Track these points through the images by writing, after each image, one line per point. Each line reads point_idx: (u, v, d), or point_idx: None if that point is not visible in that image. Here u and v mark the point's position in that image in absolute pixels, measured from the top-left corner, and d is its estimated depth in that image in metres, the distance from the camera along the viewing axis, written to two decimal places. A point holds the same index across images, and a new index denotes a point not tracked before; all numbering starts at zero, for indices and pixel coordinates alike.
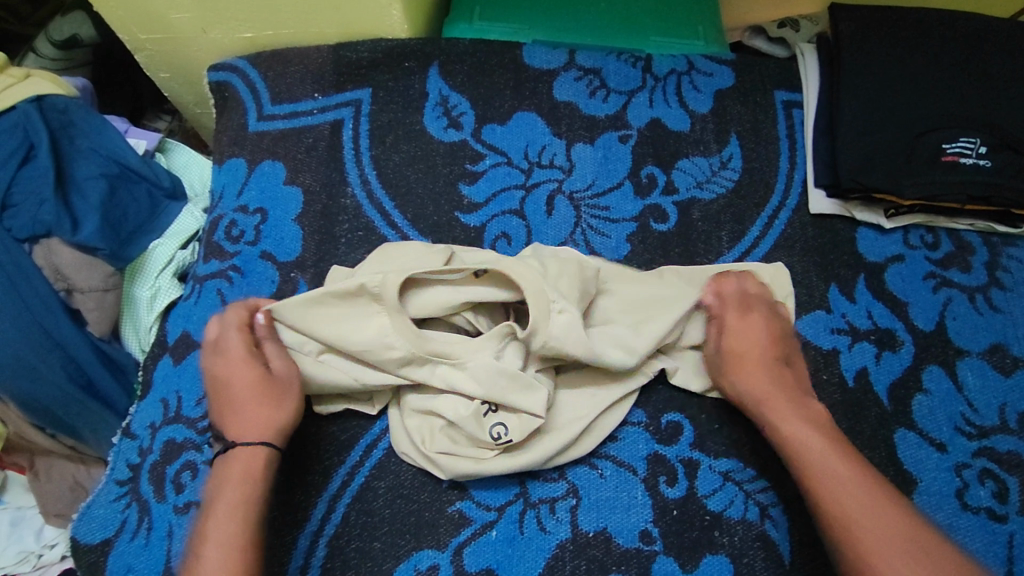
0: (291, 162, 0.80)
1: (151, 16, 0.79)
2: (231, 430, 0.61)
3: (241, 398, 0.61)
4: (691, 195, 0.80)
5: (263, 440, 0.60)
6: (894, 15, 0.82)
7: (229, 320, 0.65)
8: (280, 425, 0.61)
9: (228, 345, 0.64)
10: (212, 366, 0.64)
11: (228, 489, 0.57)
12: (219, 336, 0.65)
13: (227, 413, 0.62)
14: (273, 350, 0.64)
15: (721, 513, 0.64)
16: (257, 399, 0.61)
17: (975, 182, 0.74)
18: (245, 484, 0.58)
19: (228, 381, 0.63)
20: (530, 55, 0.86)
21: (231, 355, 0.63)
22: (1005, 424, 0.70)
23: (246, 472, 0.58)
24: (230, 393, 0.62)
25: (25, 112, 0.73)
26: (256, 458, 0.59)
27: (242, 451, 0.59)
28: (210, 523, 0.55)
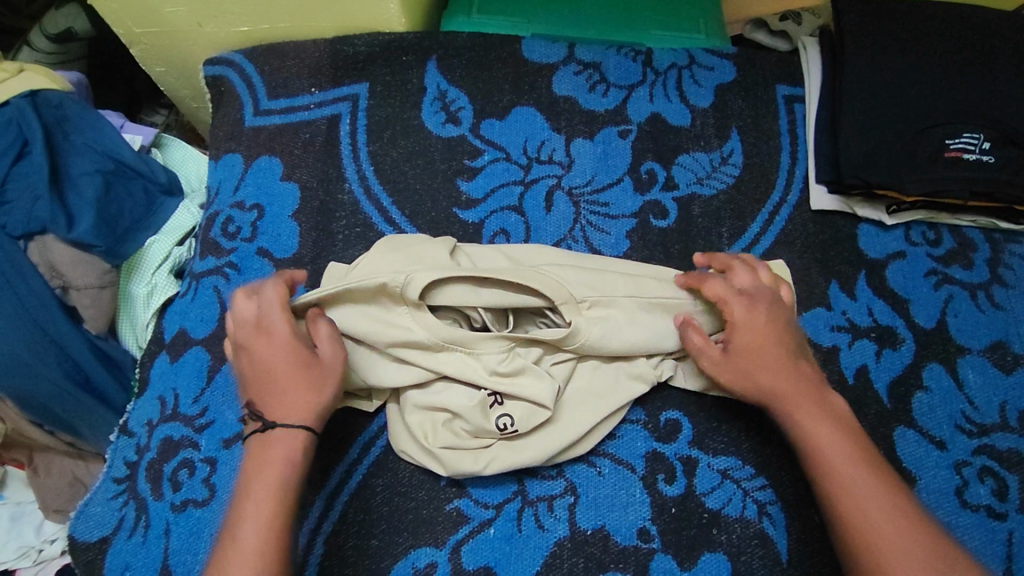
0: (288, 157, 0.80)
1: (145, 11, 0.79)
2: (269, 412, 0.58)
3: (282, 381, 0.58)
4: (691, 191, 0.80)
5: (304, 425, 0.57)
6: (897, 8, 0.81)
7: (269, 299, 0.61)
8: (320, 412, 0.58)
9: (273, 323, 0.60)
10: (249, 343, 0.60)
11: (265, 475, 0.55)
12: (263, 313, 0.60)
13: (262, 394, 0.58)
14: (325, 333, 0.61)
15: (719, 511, 0.64)
16: (301, 383, 0.58)
17: (978, 178, 0.73)
18: (281, 472, 0.55)
19: (265, 360, 0.59)
20: (529, 49, 0.85)
21: (274, 334, 0.60)
22: (1005, 422, 0.69)
23: (286, 459, 0.55)
24: (269, 375, 0.59)
25: (18, 107, 0.72)
26: (297, 443, 0.56)
27: (280, 435, 0.57)
28: (247, 506, 0.53)
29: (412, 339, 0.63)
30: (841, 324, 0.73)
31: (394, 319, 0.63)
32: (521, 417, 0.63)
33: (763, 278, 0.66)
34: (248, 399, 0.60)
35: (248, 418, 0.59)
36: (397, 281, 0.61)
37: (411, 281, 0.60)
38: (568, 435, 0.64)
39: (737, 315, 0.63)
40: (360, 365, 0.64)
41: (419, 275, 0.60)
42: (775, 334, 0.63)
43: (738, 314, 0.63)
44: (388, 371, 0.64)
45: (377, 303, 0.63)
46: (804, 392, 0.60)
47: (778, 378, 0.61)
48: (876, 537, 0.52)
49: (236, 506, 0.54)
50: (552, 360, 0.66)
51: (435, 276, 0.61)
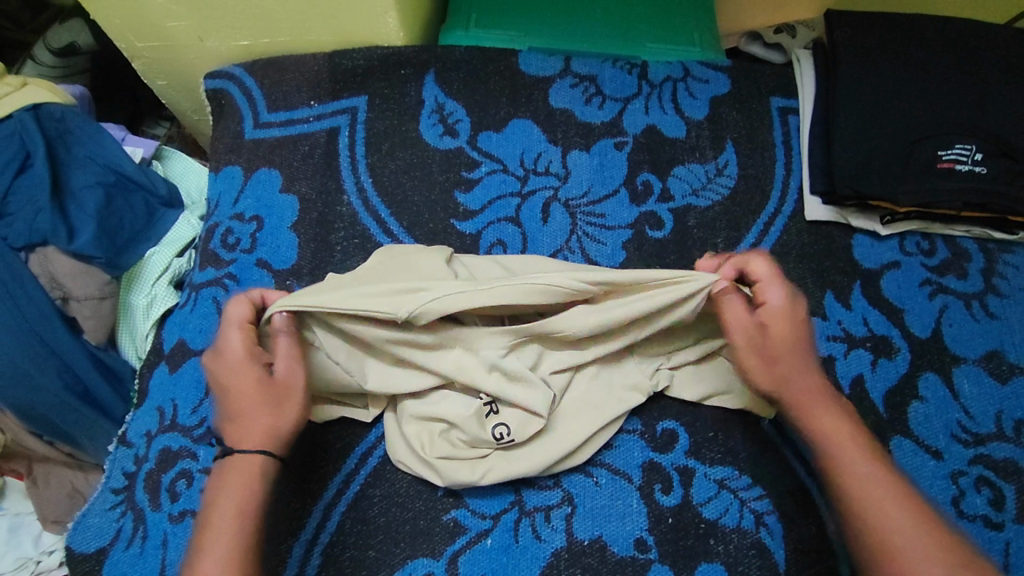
0: (288, 170, 0.81)
1: (147, 25, 0.80)
2: (228, 436, 0.57)
3: (239, 405, 0.57)
4: (686, 203, 0.80)
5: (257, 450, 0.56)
6: (889, 21, 0.82)
7: (231, 317, 0.61)
8: (278, 435, 0.57)
9: (227, 345, 0.60)
10: (211, 367, 0.60)
11: (229, 493, 0.54)
12: (222, 335, 0.61)
13: (223, 416, 0.59)
14: (284, 350, 0.60)
15: (716, 521, 0.64)
16: (258, 403, 0.57)
17: (971, 188, 0.74)
18: (246, 489, 0.55)
19: (221, 383, 0.59)
20: (525, 62, 0.86)
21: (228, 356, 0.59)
22: (1001, 432, 0.70)
23: (248, 475, 0.55)
24: (227, 398, 0.58)
25: (21, 121, 0.73)
26: (252, 468, 0.56)
27: (239, 459, 0.56)
28: (209, 534, 0.53)
29: (415, 342, 0.63)
30: (836, 334, 0.74)
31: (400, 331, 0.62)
32: (517, 427, 0.63)
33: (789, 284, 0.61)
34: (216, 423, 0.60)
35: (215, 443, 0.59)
36: (410, 311, 0.59)
37: (429, 313, 0.59)
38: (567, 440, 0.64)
39: (760, 314, 0.60)
40: (358, 367, 0.64)
41: (434, 305, 0.59)
42: (797, 333, 0.60)
43: (778, 299, 0.60)
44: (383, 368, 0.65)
45: (386, 320, 0.61)
46: (819, 393, 0.59)
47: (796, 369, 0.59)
48: (897, 538, 0.51)
49: (202, 527, 0.53)
50: (548, 357, 0.66)
51: (448, 308, 0.60)
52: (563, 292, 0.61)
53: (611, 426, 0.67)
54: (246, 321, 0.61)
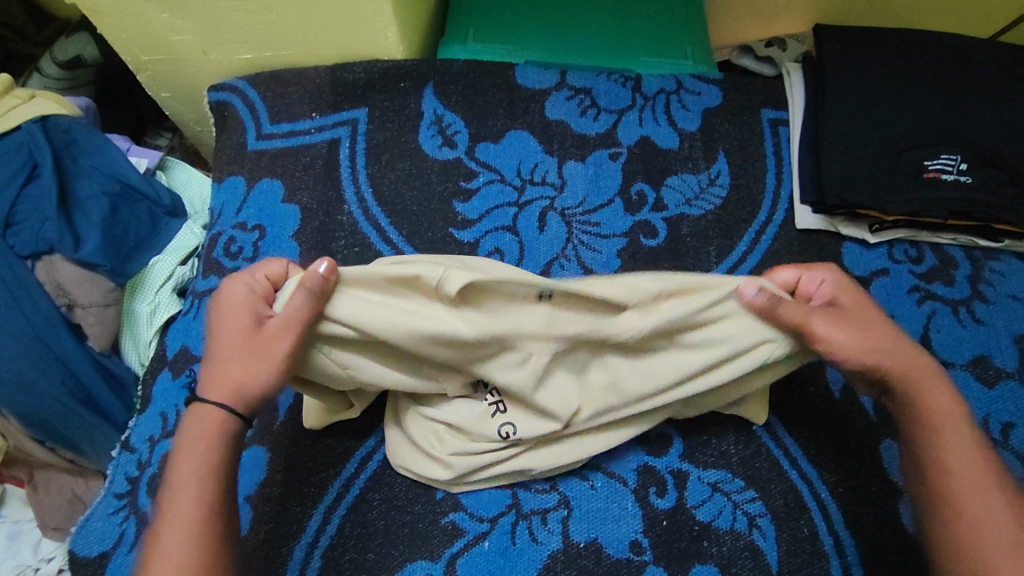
0: (290, 180, 0.82)
1: (152, 39, 0.82)
2: (204, 380, 0.58)
3: (221, 349, 0.57)
4: (680, 212, 0.82)
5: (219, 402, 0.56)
6: (875, 36, 0.85)
7: (259, 270, 0.62)
8: (244, 388, 0.56)
9: (228, 288, 0.59)
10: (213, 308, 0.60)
11: (180, 468, 0.54)
12: (230, 281, 0.61)
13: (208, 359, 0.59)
14: (293, 306, 0.56)
15: (710, 523, 0.65)
16: (237, 352, 0.56)
17: (956, 198, 0.76)
18: (196, 468, 0.54)
19: (217, 327, 0.59)
20: (522, 75, 0.88)
21: (229, 300, 0.59)
22: (989, 435, 0.71)
23: (199, 453, 0.54)
24: (213, 341, 0.58)
25: (30, 132, 0.75)
26: (215, 420, 0.56)
27: (203, 409, 0.56)
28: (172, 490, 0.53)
29: (447, 338, 0.57)
30: None
31: (427, 313, 0.58)
32: (524, 427, 0.63)
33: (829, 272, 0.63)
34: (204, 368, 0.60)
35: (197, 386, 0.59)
36: (433, 275, 0.57)
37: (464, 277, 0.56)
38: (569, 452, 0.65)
39: (827, 297, 0.62)
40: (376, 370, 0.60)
41: (455, 272, 0.56)
42: (866, 319, 0.60)
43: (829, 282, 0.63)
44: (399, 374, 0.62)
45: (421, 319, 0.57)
46: (926, 365, 0.59)
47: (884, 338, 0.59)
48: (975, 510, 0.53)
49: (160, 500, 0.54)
50: (601, 365, 0.64)
51: (472, 278, 0.56)
52: (629, 287, 0.60)
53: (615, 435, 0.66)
54: (270, 280, 0.62)
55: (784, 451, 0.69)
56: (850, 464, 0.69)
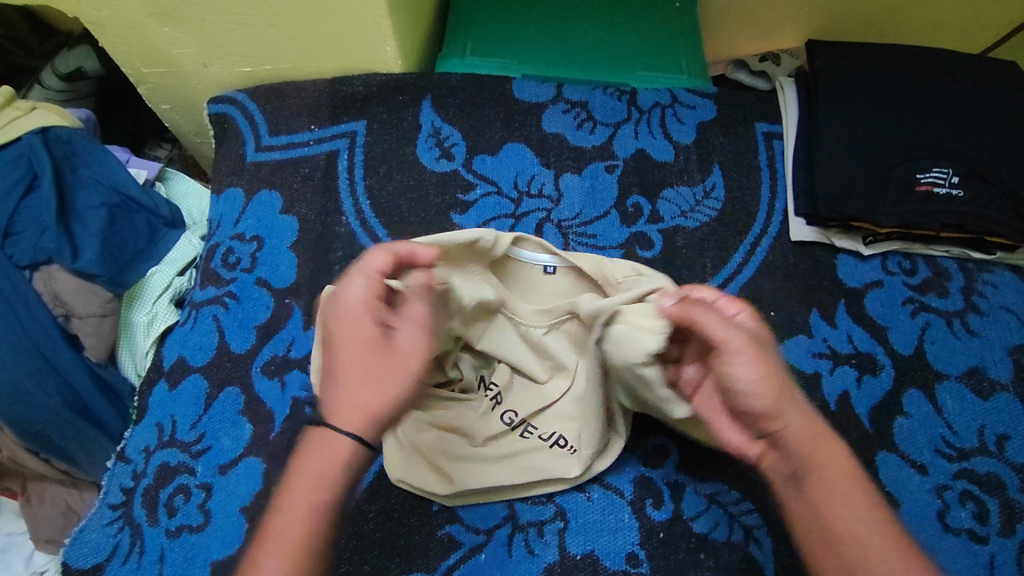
0: (288, 192, 0.83)
1: (153, 51, 0.83)
2: (326, 399, 0.54)
3: (347, 366, 0.53)
4: (676, 223, 0.83)
5: (359, 429, 0.52)
6: (866, 51, 0.86)
7: (367, 262, 0.55)
8: (373, 414, 0.53)
9: (347, 292, 0.55)
10: (330, 315, 0.56)
11: (286, 522, 0.49)
12: (345, 281, 0.56)
13: (328, 378, 0.55)
14: (411, 316, 0.57)
15: (707, 535, 0.65)
16: (367, 370, 0.53)
17: (948, 210, 0.76)
18: (302, 528, 0.49)
19: (337, 340, 0.54)
20: (519, 88, 0.89)
21: (357, 307, 0.54)
22: (984, 446, 0.71)
23: (303, 506, 0.50)
24: (336, 355, 0.54)
25: (30, 144, 0.75)
26: (337, 451, 0.51)
27: (325, 435, 0.52)
28: (278, 522, 0.49)
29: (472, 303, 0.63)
30: (822, 351, 0.76)
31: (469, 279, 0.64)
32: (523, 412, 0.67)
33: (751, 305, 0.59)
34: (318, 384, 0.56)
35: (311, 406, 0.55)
36: (490, 239, 0.63)
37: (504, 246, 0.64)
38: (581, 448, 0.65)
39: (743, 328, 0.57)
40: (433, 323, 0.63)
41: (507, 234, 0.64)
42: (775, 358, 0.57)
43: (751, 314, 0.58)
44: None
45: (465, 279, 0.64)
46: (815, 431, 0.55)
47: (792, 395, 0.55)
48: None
49: (253, 552, 0.48)
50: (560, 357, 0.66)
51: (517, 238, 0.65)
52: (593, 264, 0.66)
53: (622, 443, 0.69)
54: (380, 275, 0.55)
55: None
56: None
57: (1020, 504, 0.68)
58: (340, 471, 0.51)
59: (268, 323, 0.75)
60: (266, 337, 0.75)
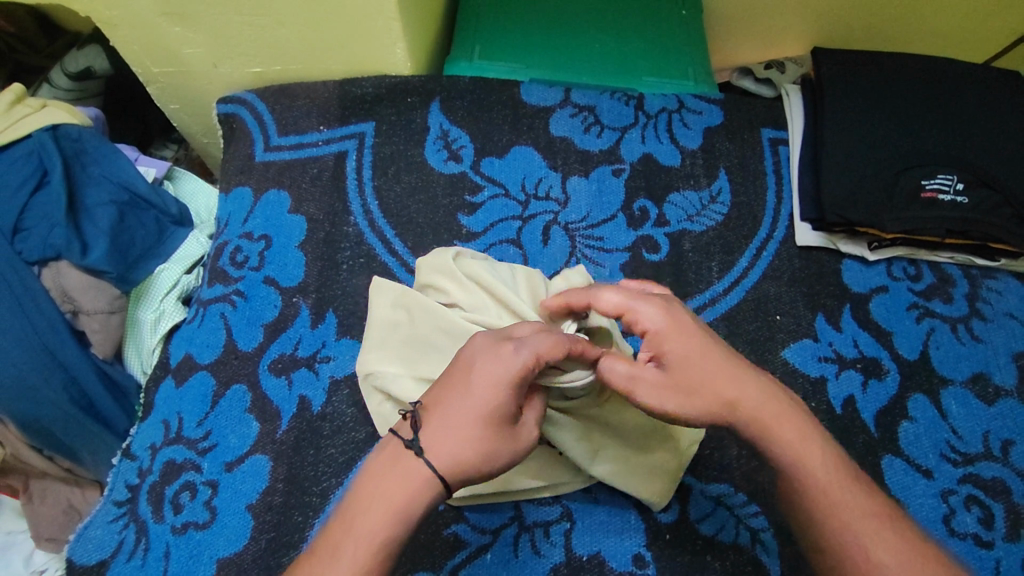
0: (296, 191, 0.83)
1: (163, 51, 0.83)
2: (429, 435, 0.51)
3: (469, 421, 0.51)
4: (682, 227, 0.83)
5: (446, 486, 0.50)
6: (872, 60, 0.87)
7: (536, 338, 0.54)
8: (466, 481, 0.51)
9: (515, 357, 0.53)
10: (476, 358, 0.53)
11: (351, 550, 0.47)
12: (515, 344, 0.53)
13: (437, 414, 0.52)
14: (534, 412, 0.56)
15: (713, 537, 0.65)
16: (484, 436, 0.51)
17: (952, 217, 0.77)
18: (363, 555, 0.47)
19: (469, 388, 0.52)
20: (528, 92, 0.90)
21: (505, 379, 0.52)
22: (989, 451, 0.71)
23: (372, 539, 0.47)
24: (464, 404, 0.52)
25: (40, 140, 0.75)
26: (423, 500, 0.49)
27: (413, 472, 0.50)
28: (347, 540, 0.47)
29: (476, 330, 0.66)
30: (828, 355, 0.76)
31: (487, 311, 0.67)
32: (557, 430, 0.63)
33: (656, 308, 0.58)
34: (425, 410, 0.53)
35: (409, 427, 0.53)
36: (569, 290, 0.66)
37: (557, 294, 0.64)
38: (601, 461, 0.64)
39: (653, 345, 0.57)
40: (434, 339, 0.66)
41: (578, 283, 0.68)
42: (695, 371, 0.55)
43: (652, 329, 0.57)
44: (433, 361, 0.65)
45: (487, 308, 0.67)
46: (773, 409, 0.55)
47: (710, 389, 0.55)
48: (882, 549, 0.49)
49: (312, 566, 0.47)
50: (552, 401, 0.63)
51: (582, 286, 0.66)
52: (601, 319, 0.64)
53: (670, 483, 0.65)
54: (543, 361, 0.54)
55: None
56: None
57: None
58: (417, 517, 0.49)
59: (276, 321, 0.75)
60: (273, 335, 0.75)
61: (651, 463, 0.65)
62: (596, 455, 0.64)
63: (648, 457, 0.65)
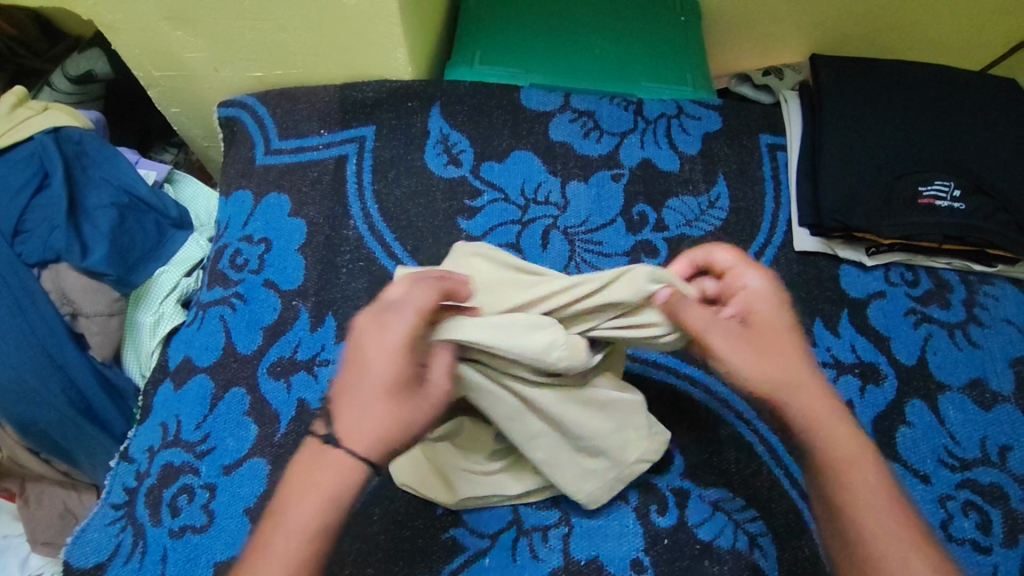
0: (296, 195, 0.83)
1: (166, 55, 0.84)
2: (340, 421, 0.50)
3: (375, 397, 0.50)
4: (681, 232, 0.84)
5: (371, 460, 0.50)
6: (869, 67, 0.87)
7: (417, 293, 0.53)
8: (391, 448, 0.51)
9: (395, 319, 0.52)
10: (361, 332, 0.52)
11: (286, 545, 0.47)
12: (394, 304, 0.52)
13: (343, 399, 0.51)
14: (443, 363, 0.54)
15: (711, 542, 0.65)
16: (393, 404, 0.51)
17: (950, 222, 0.77)
18: (304, 544, 0.47)
19: (366, 365, 0.51)
20: (527, 97, 0.90)
21: (394, 344, 0.51)
22: (987, 457, 0.71)
23: (304, 529, 0.47)
24: (364, 380, 0.51)
25: (42, 143, 0.76)
26: (352, 480, 0.49)
27: (334, 459, 0.49)
28: (279, 537, 0.47)
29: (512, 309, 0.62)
30: (826, 360, 0.76)
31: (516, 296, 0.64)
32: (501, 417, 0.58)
33: (754, 281, 0.60)
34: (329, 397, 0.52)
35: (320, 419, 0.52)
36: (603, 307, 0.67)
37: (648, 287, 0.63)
38: (537, 449, 0.61)
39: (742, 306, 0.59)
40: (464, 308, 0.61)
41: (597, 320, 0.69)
42: (775, 338, 0.58)
43: (751, 290, 0.59)
44: None
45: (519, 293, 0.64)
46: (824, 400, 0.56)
47: (780, 371, 0.57)
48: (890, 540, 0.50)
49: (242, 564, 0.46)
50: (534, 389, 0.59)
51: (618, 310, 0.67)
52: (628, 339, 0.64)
53: (600, 490, 0.63)
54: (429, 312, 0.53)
55: (784, 471, 0.70)
56: None
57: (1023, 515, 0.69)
58: (348, 494, 0.49)
59: (275, 324, 0.76)
60: (273, 338, 0.75)
61: (589, 466, 0.63)
62: (536, 448, 0.60)
63: (585, 457, 0.62)
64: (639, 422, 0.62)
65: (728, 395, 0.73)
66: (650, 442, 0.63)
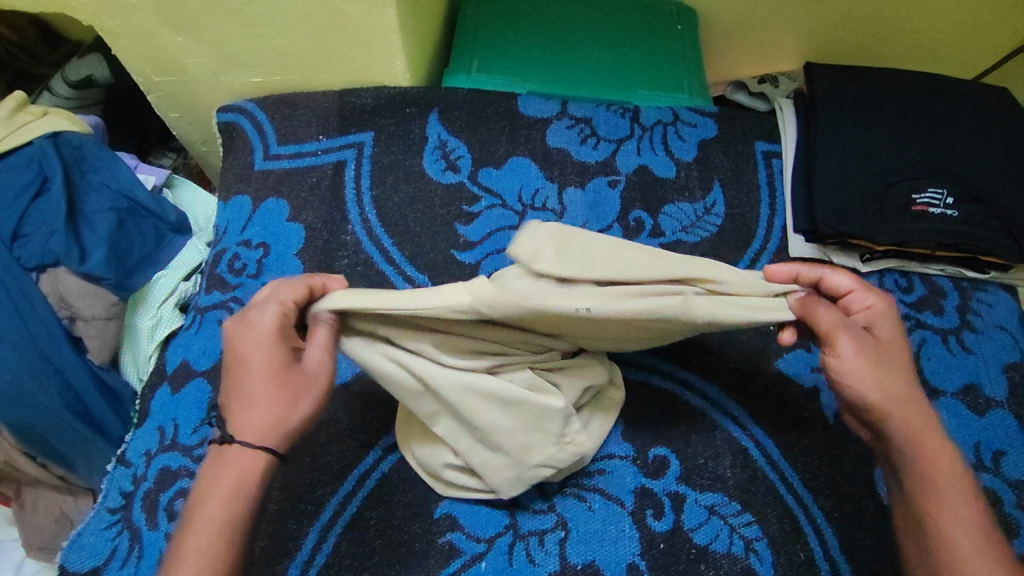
0: (295, 200, 0.84)
1: (166, 61, 0.84)
2: (232, 418, 0.54)
3: (257, 388, 0.54)
4: (677, 238, 0.84)
5: (267, 445, 0.53)
6: (864, 75, 0.88)
7: (280, 292, 0.57)
8: (285, 431, 0.54)
9: (262, 317, 0.56)
10: (235, 335, 0.56)
11: (198, 536, 0.50)
12: (258, 306, 0.57)
13: (233, 399, 0.55)
14: (319, 341, 0.56)
15: (707, 547, 0.65)
16: (275, 391, 0.54)
17: (943, 229, 0.78)
18: (217, 534, 0.51)
19: (244, 362, 0.55)
20: (525, 104, 0.91)
21: (268, 334, 0.55)
22: (980, 462, 0.72)
23: (218, 519, 0.51)
24: (245, 377, 0.55)
25: (41, 147, 0.76)
26: (254, 470, 0.53)
27: (234, 453, 0.53)
28: (190, 534, 0.51)
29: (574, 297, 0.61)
30: None
31: None
32: (404, 391, 0.60)
33: (880, 299, 0.62)
34: (222, 400, 0.56)
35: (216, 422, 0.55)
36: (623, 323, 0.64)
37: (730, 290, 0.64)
38: (437, 424, 0.63)
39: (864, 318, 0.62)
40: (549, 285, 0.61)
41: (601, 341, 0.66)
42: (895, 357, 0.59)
43: (874, 304, 0.62)
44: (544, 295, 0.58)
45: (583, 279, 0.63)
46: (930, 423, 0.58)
47: (899, 384, 0.58)
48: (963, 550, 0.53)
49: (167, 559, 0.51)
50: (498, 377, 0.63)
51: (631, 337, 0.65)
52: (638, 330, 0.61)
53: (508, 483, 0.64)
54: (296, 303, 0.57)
55: (780, 475, 0.70)
56: (844, 489, 0.69)
57: (1017, 520, 0.69)
58: (253, 481, 0.53)
59: None
60: None
61: (490, 457, 0.63)
62: (436, 421, 0.62)
63: (486, 450, 0.63)
64: (550, 428, 0.62)
65: (723, 399, 0.74)
66: (557, 450, 0.63)
